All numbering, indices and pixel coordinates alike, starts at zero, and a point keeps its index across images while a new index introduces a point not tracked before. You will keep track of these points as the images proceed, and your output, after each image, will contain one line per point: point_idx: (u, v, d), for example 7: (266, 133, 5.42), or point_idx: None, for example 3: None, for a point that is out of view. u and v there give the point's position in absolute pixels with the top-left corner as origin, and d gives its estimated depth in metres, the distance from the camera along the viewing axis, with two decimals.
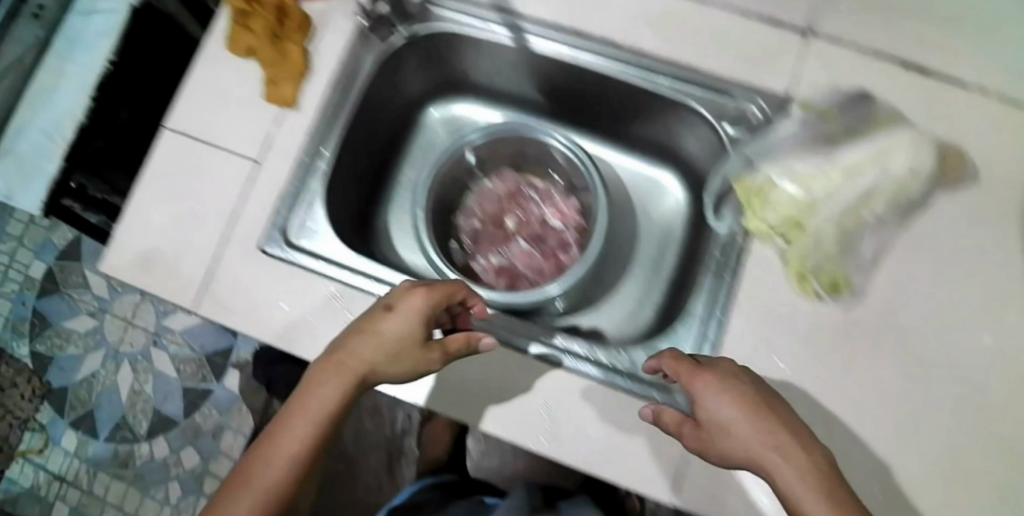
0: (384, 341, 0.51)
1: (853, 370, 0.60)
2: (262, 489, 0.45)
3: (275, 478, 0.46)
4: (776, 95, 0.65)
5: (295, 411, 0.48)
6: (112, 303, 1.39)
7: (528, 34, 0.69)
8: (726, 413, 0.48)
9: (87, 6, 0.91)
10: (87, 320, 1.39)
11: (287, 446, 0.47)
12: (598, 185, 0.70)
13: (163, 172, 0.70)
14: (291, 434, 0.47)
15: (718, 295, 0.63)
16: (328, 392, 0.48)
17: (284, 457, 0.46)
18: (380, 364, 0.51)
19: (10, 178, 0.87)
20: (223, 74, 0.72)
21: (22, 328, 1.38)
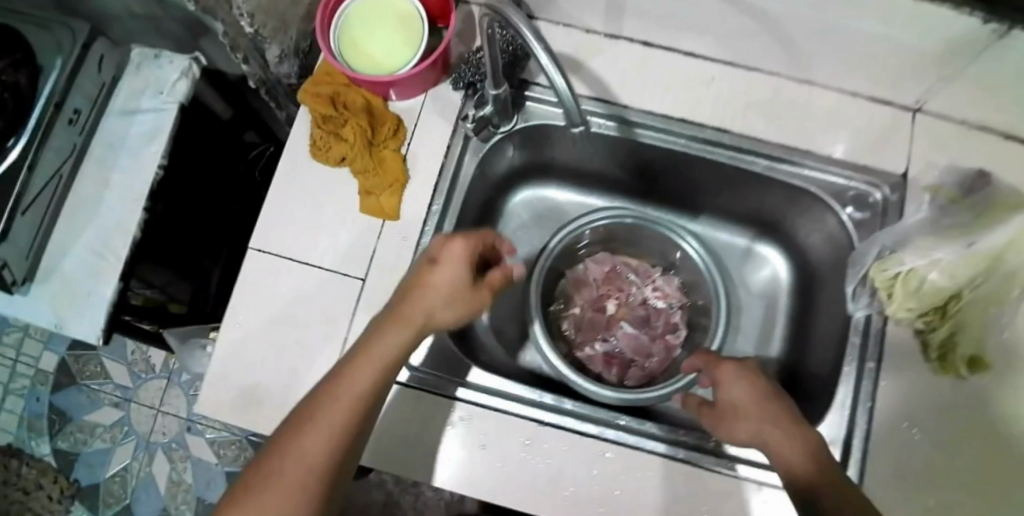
0: (438, 287, 0.51)
1: (1010, 448, 0.58)
2: (327, 432, 0.44)
3: (340, 425, 0.44)
4: (891, 174, 0.66)
5: (357, 362, 0.47)
6: (138, 391, 1.24)
7: (637, 127, 0.69)
8: (737, 396, 0.55)
9: (126, 101, 0.75)
10: (112, 412, 1.23)
11: (349, 393, 0.45)
12: (716, 283, 0.72)
13: (252, 297, 0.63)
14: (353, 381, 0.46)
15: (861, 384, 0.61)
16: (391, 339, 0.48)
17: (343, 405, 0.45)
18: (438, 312, 0.51)
19: (59, 308, 0.71)
20: (312, 184, 0.66)
21: (38, 426, 1.24)
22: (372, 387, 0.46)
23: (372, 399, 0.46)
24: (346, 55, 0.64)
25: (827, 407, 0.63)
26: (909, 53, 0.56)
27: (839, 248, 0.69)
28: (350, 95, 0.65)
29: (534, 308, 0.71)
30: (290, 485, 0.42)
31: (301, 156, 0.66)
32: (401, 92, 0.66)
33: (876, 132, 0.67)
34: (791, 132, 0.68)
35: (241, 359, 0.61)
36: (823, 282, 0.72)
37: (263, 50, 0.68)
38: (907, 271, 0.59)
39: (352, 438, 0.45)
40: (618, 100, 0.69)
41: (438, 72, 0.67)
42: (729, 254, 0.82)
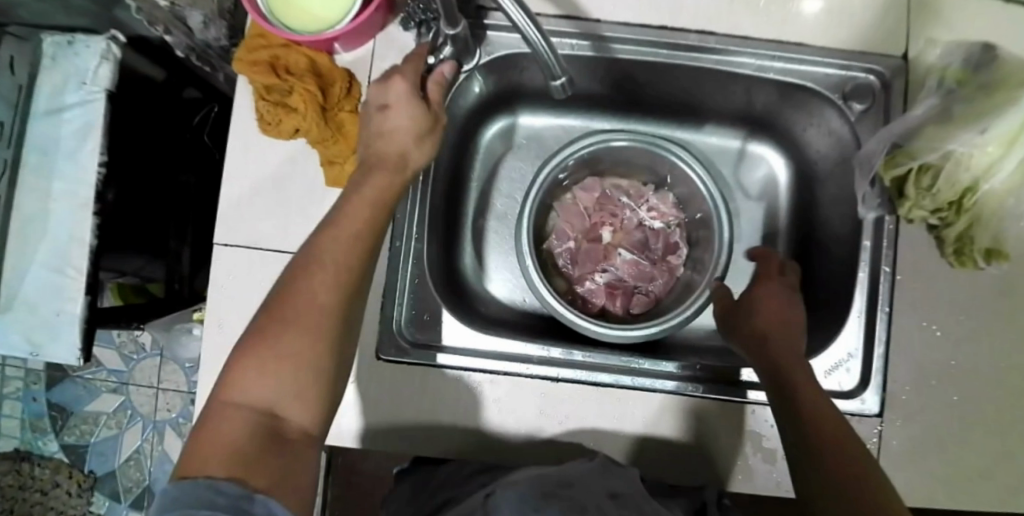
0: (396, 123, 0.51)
1: (1016, 329, 0.58)
2: (336, 262, 0.42)
3: (342, 266, 0.42)
4: (892, 57, 0.60)
5: (348, 213, 0.44)
6: (132, 373, 1.04)
7: (613, 43, 0.61)
8: (763, 299, 0.57)
9: (48, 100, 0.68)
10: (112, 398, 1.04)
11: (345, 237, 0.43)
12: (721, 216, 0.64)
13: (230, 291, 0.59)
14: (349, 226, 0.44)
15: (878, 288, 0.58)
16: (371, 193, 0.46)
17: (349, 240, 0.43)
18: (405, 150, 0.50)
19: (31, 335, 0.66)
20: (267, 161, 0.60)
21: (41, 425, 1.03)
22: (367, 233, 0.44)
23: (370, 246, 0.44)
24: (275, 13, 0.56)
25: (843, 315, 0.60)
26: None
27: (843, 144, 0.63)
28: (290, 57, 0.58)
29: (527, 265, 0.61)
30: (304, 328, 0.39)
31: (250, 134, 0.60)
32: (347, 42, 0.59)
33: (877, 10, 0.60)
34: (787, 23, 0.60)
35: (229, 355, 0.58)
36: (824, 181, 0.67)
37: (183, 18, 0.61)
38: (917, 167, 0.54)
39: (357, 283, 0.43)
40: (590, 16, 0.60)
41: (384, 14, 0.60)
42: (723, 160, 0.73)
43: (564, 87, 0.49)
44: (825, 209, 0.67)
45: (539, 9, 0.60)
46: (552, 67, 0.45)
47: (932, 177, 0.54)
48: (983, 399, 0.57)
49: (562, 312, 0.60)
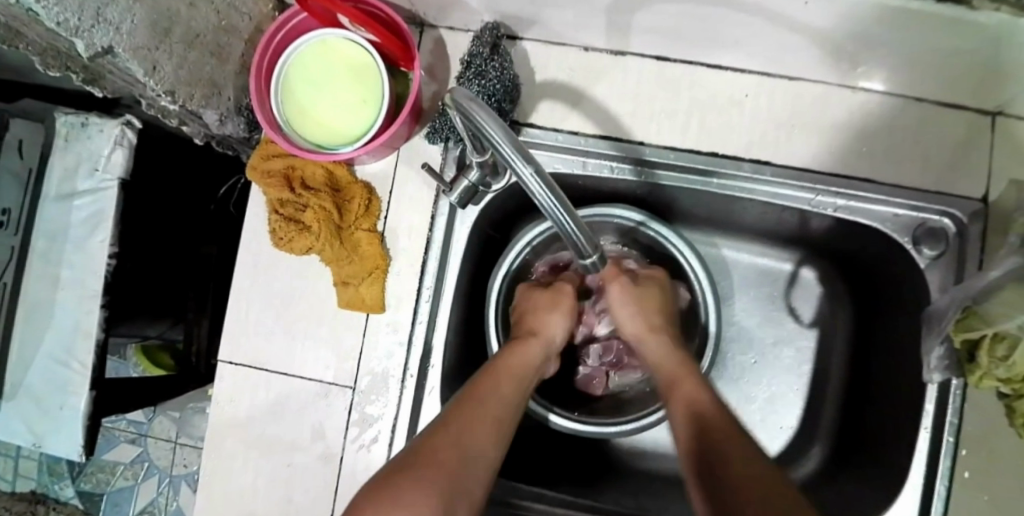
0: (529, 365, 0.52)
1: None
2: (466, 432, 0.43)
3: (496, 425, 0.45)
4: (968, 198, 0.54)
5: (486, 400, 0.46)
6: (152, 425, 1.02)
7: (659, 169, 0.56)
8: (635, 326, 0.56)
9: (60, 184, 0.65)
10: (129, 449, 1.02)
11: (482, 425, 0.44)
12: (708, 296, 0.58)
13: (236, 418, 0.56)
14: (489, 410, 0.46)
15: (937, 461, 0.53)
16: (511, 384, 0.49)
17: (493, 414, 0.46)
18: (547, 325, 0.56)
19: (33, 424, 0.66)
20: (281, 283, 0.56)
21: (59, 469, 1.04)
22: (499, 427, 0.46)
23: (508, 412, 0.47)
24: (294, 125, 0.54)
25: (897, 484, 0.54)
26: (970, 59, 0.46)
27: (906, 286, 0.57)
28: (307, 169, 0.55)
29: (495, 348, 0.58)
30: (429, 480, 0.39)
31: (263, 248, 0.57)
32: (371, 155, 0.54)
33: (950, 146, 0.54)
34: (847, 155, 0.55)
35: (231, 488, 0.56)
36: (886, 319, 0.61)
37: (198, 116, 0.58)
38: (991, 334, 0.47)
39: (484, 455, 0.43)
40: (633, 138, 0.56)
41: (410, 126, 0.54)
42: (774, 283, 0.68)
43: (597, 260, 0.44)
44: (880, 353, 0.62)
45: (575, 127, 0.56)
46: (580, 242, 0.41)
47: (1008, 347, 0.46)
48: None
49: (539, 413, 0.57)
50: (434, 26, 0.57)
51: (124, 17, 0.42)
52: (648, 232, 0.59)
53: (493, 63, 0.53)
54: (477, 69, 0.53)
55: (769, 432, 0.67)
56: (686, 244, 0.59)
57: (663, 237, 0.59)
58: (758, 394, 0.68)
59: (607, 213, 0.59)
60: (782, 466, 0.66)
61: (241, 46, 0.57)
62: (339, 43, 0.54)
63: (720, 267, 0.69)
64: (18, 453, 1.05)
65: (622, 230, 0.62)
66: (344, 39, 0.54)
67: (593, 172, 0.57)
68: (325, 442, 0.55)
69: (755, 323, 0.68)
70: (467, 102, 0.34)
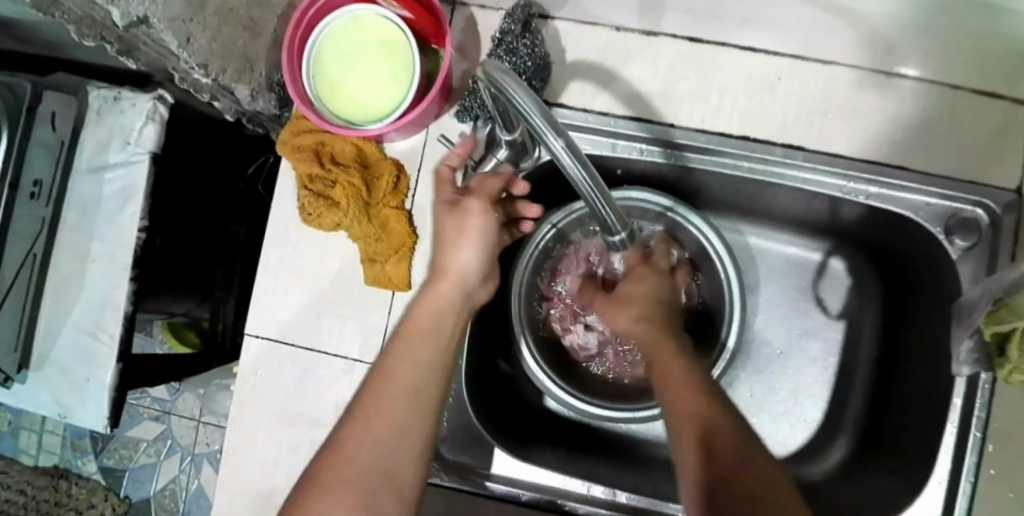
0: (450, 304, 0.45)
1: None
2: (397, 391, 0.40)
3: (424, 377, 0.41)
4: (1004, 189, 0.53)
5: (410, 366, 0.41)
6: (176, 403, 1.03)
7: (688, 152, 0.56)
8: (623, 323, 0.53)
9: (92, 157, 0.66)
10: (153, 426, 1.04)
11: (401, 412, 0.40)
12: (730, 267, 0.57)
13: (264, 392, 0.57)
14: (415, 357, 0.42)
15: (963, 455, 0.52)
16: (437, 311, 0.44)
17: (417, 364, 0.41)
18: (455, 263, 0.46)
19: (60, 395, 0.67)
20: (311, 259, 0.57)
21: (82, 445, 1.06)
22: (419, 402, 0.40)
23: (441, 353, 0.43)
24: (325, 101, 0.54)
25: (923, 477, 0.54)
26: (1010, 39, 0.45)
27: (937, 276, 0.57)
28: (337, 144, 0.55)
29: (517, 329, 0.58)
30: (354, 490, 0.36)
31: (292, 223, 0.57)
32: (401, 132, 0.55)
33: (987, 135, 0.53)
34: (882, 142, 0.54)
35: (256, 462, 0.56)
36: (916, 311, 0.60)
37: (230, 91, 0.58)
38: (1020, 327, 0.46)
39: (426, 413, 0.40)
40: (663, 119, 0.55)
41: (439, 104, 0.55)
42: (802, 274, 0.68)
43: (625, 238, 0.44)
44: (907, 345, 0.61)
45: (605, 109, 0.56)
46: (609, 220, 0.41)
47: None
48: None
49: (549, 390, 0.57)
50: (466, 4, 0.57)
51: None
52: (674, 212, 0.58)
53: (525, 41, 0.52)
54: (509, 46, 0.53)
55: (792, 423, 0.67)
56: (712, 228, 0.58)
57: (688, 220, 0.58)
58: (782, 385, 0.67)
59: (636, 195, 0.59)
60: (804, 457, 0.66)
61: (273, 21, 0.57)
62: (371, 20, 0.54)
63: (746, 255, 0.68)
64: (43, 427, 1.07)
65: (650, 217, 0.62)
66: (376, 15, 0.54)
67: (621, 153, 0.57)
68: None
69: (781, 313, 0.68)
70: (499, 72, 0.32)
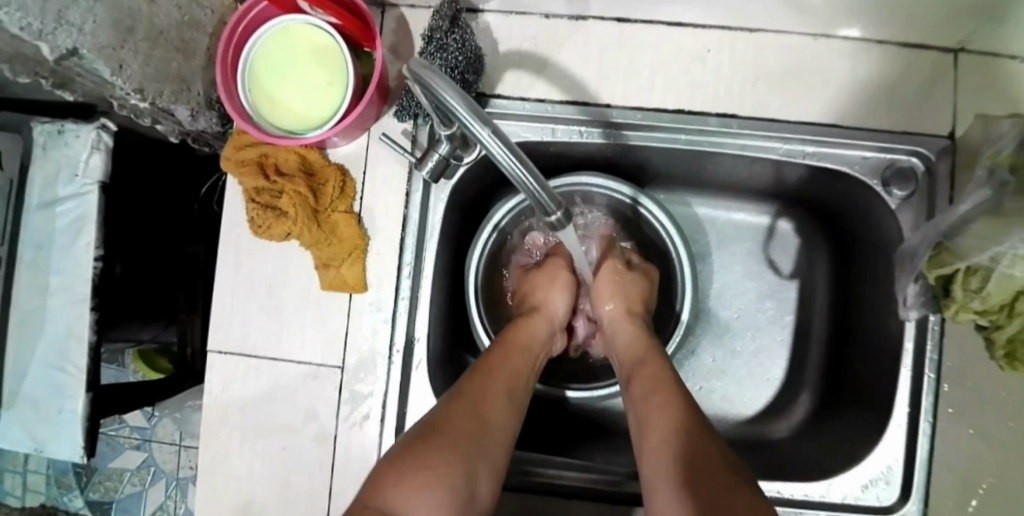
0: (539, 339, 0.56)
1: None
2: (498, 399, 0.47)
3: (510, 395, 0.48)
4: (933, 136, 0.55)
5: (486, 394, 0.46)
6: (156, 430, 1.03)
7: (626, 130, 0.57)
8: (612, 312, 0.59)
9: (41, 191, 0.66)
10: (135, 455, 1.04)
11: (496, 405, 0.46)
12: (682, 249, 0.59)
13: (230, 406, 0.57)
14: (501, 379, 0.48)
15: (921, 396, 0.54)
16: (523, 344, 0.54)
17: (503, 386, 0.48)
18: (550, 300, 0.60)
19: (34, 432, 0.66)
20: (265, 270, 0.57)
21: (66, 481, 1.06)
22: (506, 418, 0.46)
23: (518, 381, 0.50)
24: (264, 113, 0.54)
25: (884, 421, 0.55)
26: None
27: (879, 226, 0.58)
28: (280, 155, 0.55)
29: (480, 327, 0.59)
30: (445, 471, 0.39)
31: (243, 237, 0.57)
32: (342, 136, 0.55)
33: (914, 86, 0.55)
34: (814, 101, 0.55)
35: (229, 474, 0.56)
36: (864, 265, 0.61)
37: (169, 112, 0.58)
38: (963, 269, 0.49)
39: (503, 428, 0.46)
40: (599, 101, 0.56)
41: (378, 105, 0.55)
42: (753, 238, 0.69)
43: (564, 217, 0.40)
44: (858, 297, 0.62)
45: (542, 96, 0.57)
46: (543, 201, 0.38)
47: (981, 279, 0.48)
48: None
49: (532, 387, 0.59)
50: (395, 5, 0.57)
51: (86, 16, 0.43)
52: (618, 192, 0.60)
53: (454, 36, 0.52)
54: (438, 43, 0.52)
55: (757, 384, 0.68)
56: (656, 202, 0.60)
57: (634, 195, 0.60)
58: (745, 349, 0.68)
59: (584, 178, 0.60)
60: (771, 416, 0.67)
61: (206, 39, 0.57)
62: (303, 30, 0.54)
63: (696, 226, 0.69)
64: (25, 468, 1.06)
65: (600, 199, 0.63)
66: (306, 24, 0.54)
67: (561, 138, 0.58)
68: (317, 421, 0.56)
69: (737, 278, 0.69)
70: (424, 71, 0.33)
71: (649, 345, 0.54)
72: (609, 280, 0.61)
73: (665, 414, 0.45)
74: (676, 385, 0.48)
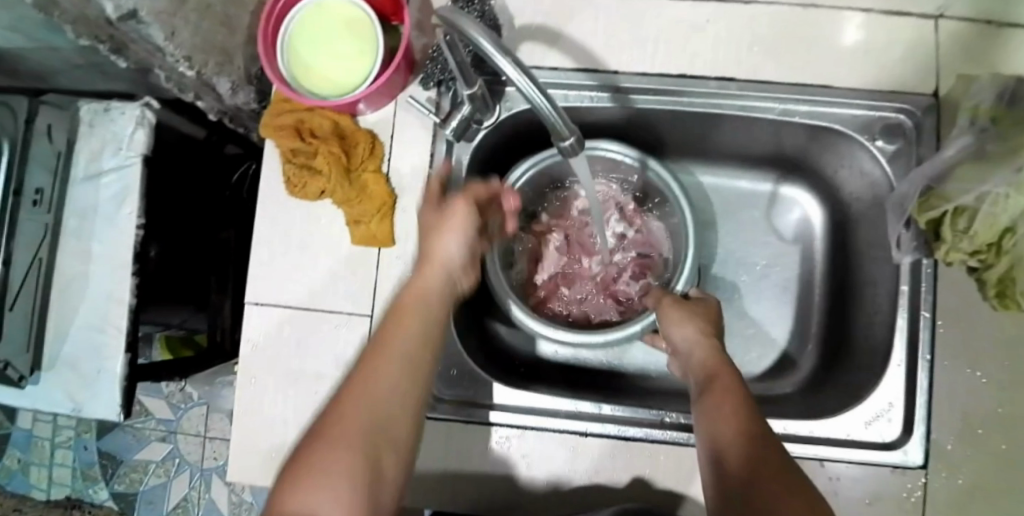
0: (434, 290, 0.47)
1: None
2: (393, 373, 0.40)
3: (406, 357, 0.42)
4: (918, 94, 0.59)
5: (381, 371, 0.40)
6: (182, 422, 1.05)
7: (632, 93, 0.61)
8: (683, 339, 0.53)
9: (87, 165, 0.70)
10: (161, 447, 1.06)
11: (389, 377, 0.40)
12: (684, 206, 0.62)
13: (267, 358, 0.60)
14: (399, 347, 0.42)
15: (918, 336, 0.57)
16: (429, 289, 0.47)
17: (400, 349, 0.42)
18: (441, 248, 0.49)
19: (75, 394, 0.70)
20: (299, 228, 0.61)
21: (92, 473, 1.07)
22: (407, 388, 0.40)
23: (420, 340, 0.43)
24: (300, 80, 0.59)
25: (884, 361, 0.58)
26: None
27: (872, 181, 0.62)
28: (315, 120, 0.60)
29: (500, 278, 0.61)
30: (338, 481, 0.34)
31: (280, 197, 0.62)
32: (370, 102, 0.60)
33: (898, 49, 0.59)
34: (806, 65, 0.60)
35: (264, 422, 0.59)
36: (861, 222, 0.65)
37: (212, 86, 0.64)
38: (951, 210, 0.52)
39: (409, 406, 0.40)
40: (607, 67, 0.61)
41: (404, 74, 0.60)
42: (755, 204, 0.73)
43: (576, 143, 0.45)
44: (855, 252, 0.66)
45: (555, 64, 0.61)
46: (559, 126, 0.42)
47: (968, 219, 0.51)
48: None
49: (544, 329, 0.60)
50: None
51: None
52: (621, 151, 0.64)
53: (475, 7, 0.58)
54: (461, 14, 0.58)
55: (764, 342, 0.71)
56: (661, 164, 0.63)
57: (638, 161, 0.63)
58: (751, 309, 0.72)
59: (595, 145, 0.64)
60: (779, 373, 0.70)
61: (247, 18, 0.63)
62: (336, 6, 0.60)
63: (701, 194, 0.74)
64: (52, 461, 1.08)
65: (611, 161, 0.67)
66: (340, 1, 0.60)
67: (573, 103, 0.62)
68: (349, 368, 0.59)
69: (741, 241, 0.73)
70: (455, 15, 0.36)
71: (717, 367, 0.48)
72: (673, 306, 0.56)
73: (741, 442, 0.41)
74: (751, 414, 0.43)
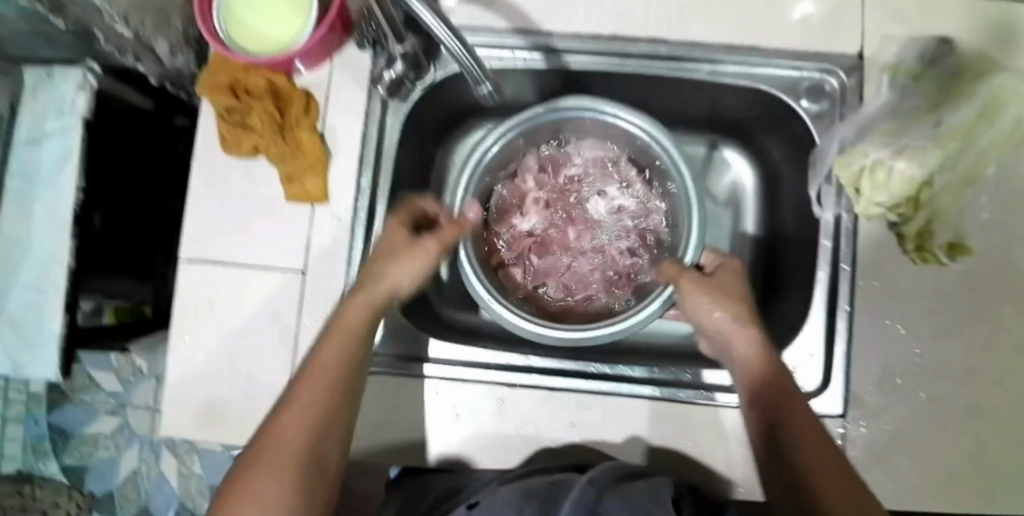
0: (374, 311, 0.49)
1: (980, 325, 0.57)
2: (324, 382, 0.44)
3: (341, 378, 0.45)
4: (843, 55, 0.60)
5: (316, 386, 0.44)
6: (131, 395, 1.06)
7: (565, 53, 0.62)
8: (727, 324, 0.52)
9: (30, 129, 0.70)
10: (111, 420, 1.06)
11: (319, 398, 0.43)
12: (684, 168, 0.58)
13: (195, 311, 0.60)
14: (328, 364, 0.45)
15: (839, 289, 0.58)
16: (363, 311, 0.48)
17: (335, 374, 0.45)
18: (387, 278, 0.51)
19: (13, 354, 0.70)
20: (232, 183, 0.62)
21: (43, 447, 1.05)
22: (340, 391, 0.45)
23: (355, 363, 0.47)
24: (235, 39, 0.59)
25: (807, 314, 0.59)
26: None
27: (800, 140, 0.64)
28: (250, 79, 0.60)
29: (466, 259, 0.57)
30: (281, 470, 0.39)
31: (213, 153, 0.62)
32: (306, 61, 0.61)
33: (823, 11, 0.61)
34: (734, 26, 0.61)
35: (190, 374, 0.59)
36: (790, 181, 0.66)
37: (150, 48, 0.65)
38: (871, 164, 0.53)
39: (340, 401, 0.44)
40: (540, 28, 0.62)
41: (340, 35, 0.61)
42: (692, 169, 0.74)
43: (489, 87, 0.53)
44: (786, 213, 0.67)
45: (490, 24, 0.62)
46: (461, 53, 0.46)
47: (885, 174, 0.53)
48: (945, 395, 0.56)
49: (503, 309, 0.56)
50: None
51: None
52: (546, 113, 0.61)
53: None
54: None
55: None
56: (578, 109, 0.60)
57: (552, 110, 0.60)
58: None
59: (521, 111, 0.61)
60: None
61: None
62: None
63: None
64: None
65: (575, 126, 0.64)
66: None
67: (507, 63, 0.63)
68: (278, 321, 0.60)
69: None
70: None
71: (769, 367, 0.49)
72: (704, 284, 0.54)
73: (814, 460, 0.41)
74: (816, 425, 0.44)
